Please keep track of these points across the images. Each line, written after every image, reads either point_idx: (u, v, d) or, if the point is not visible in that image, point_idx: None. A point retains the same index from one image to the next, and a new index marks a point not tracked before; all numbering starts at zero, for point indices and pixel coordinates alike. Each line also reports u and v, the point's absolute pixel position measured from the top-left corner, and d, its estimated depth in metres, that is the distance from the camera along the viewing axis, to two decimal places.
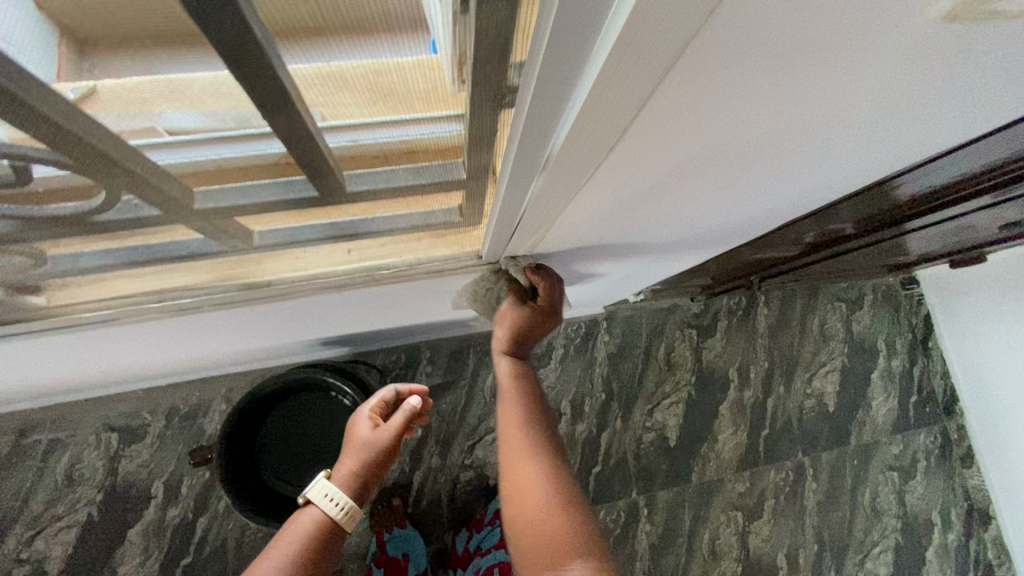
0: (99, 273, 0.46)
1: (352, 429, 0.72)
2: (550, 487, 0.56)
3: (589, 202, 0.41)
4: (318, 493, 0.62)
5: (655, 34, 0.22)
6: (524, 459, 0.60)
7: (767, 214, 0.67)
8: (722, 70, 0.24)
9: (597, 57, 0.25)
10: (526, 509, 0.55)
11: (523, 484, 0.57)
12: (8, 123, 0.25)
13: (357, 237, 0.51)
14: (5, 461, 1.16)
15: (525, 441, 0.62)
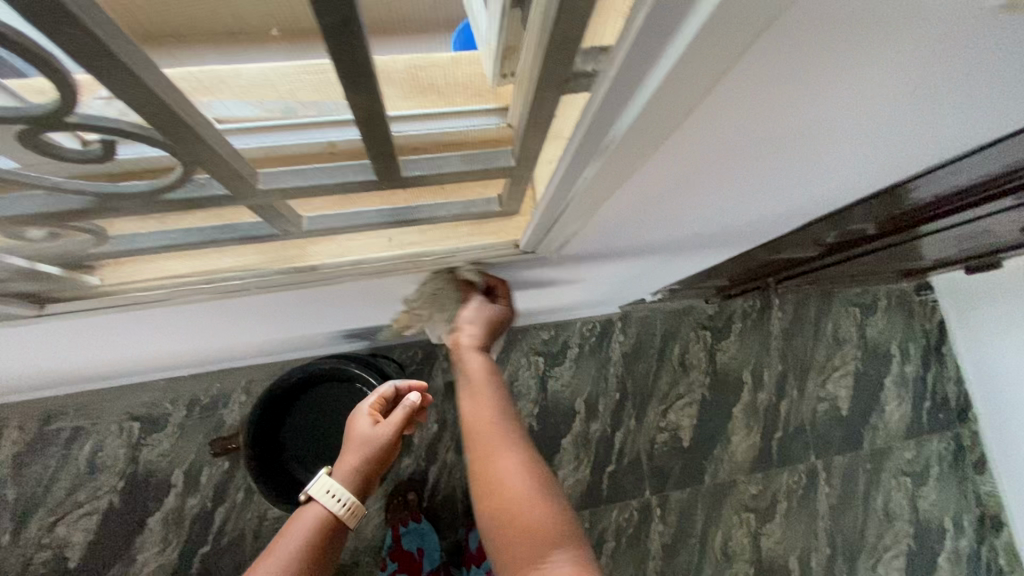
0: (155, 253, 0.48)
1: (353, 425, 0.70)
2: (529, 487, 0.55)
3: (632, 193, 0.42)
4: (321, 490, 0.62)
5: (737, 27, 0.22)
6: (501, 457, 0.58)
7: (795, 212, 0.68)
8: (803, 53, 0.24)
9: (677, 43, 0.24)
10: (510, 513, 0.54)
11: (501, 484, 0.55)
12: (123, 104, 0.27)
13: (399, 225, 0.53)
14: (29, 448, 1.18)
15: (496, 436, 0.60)
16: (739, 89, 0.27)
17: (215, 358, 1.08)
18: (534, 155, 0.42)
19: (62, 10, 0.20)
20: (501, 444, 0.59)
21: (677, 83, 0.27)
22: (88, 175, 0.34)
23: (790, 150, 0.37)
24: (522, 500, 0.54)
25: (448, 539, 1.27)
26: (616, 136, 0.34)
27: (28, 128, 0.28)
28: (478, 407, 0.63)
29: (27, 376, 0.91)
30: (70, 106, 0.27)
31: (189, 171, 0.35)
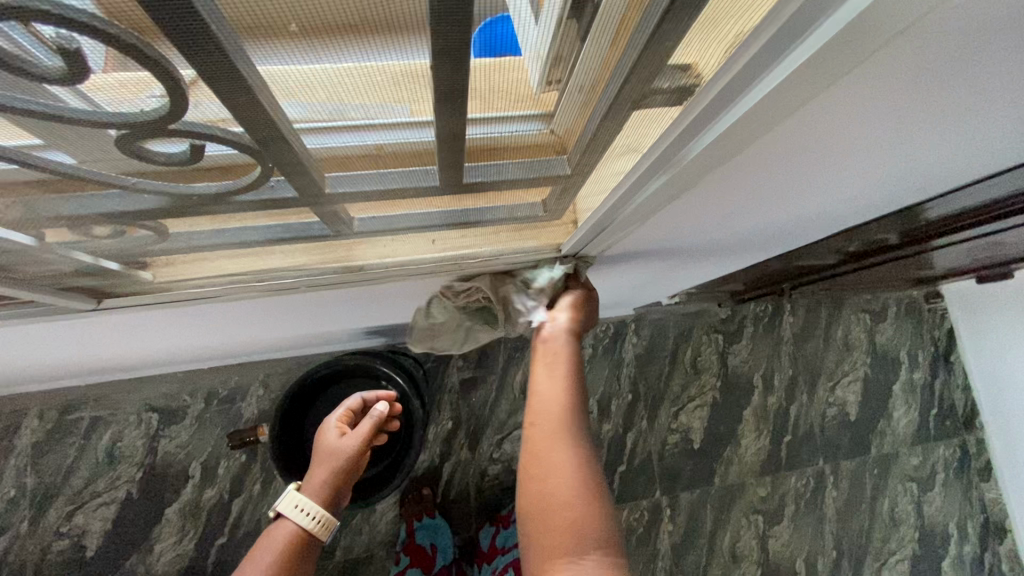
0: (209, 251, 0.49)
1: (321, 440, 0.77)
2: (580, 483, 0.55)
3: (687, 204, 0.44)
4: (290, 506, 0.68)
5: (849, 48, 0.25)
6: (559, 446, 0.57)
7: (825, 223, 0.70)
8: (896, 79, 0.26)
9: (789, 63, 0.27)
10: (553, 497, 0.55)
11: (555, 472, 0.56)
12: (219, 103, 0.28)
13: (445, 228, 0.54)
14: (49, 437, 1.19)
15: (562, 422, 0.59)
16: (825, 108, 0.29)
17: (236, 352, 1.09)
18: (591, 166, 0.43)
19: (202, 26, 0.22)
20: (563, 434, 0.59)
21: (773, 99, 0.29)
22: (166, 176, 0.35)
23: (844, 170, 0.40)
24: (570, 489, 0.55)
25: (461, 535, 1.28)
26: (691, 154, 0.36)
27: (127, 131, 0.29)
28: (550, 390, 0.62)
29: (55, 366, 0.92)
30: (175, 112, 0.28)
31: (267, 173, 0.36)
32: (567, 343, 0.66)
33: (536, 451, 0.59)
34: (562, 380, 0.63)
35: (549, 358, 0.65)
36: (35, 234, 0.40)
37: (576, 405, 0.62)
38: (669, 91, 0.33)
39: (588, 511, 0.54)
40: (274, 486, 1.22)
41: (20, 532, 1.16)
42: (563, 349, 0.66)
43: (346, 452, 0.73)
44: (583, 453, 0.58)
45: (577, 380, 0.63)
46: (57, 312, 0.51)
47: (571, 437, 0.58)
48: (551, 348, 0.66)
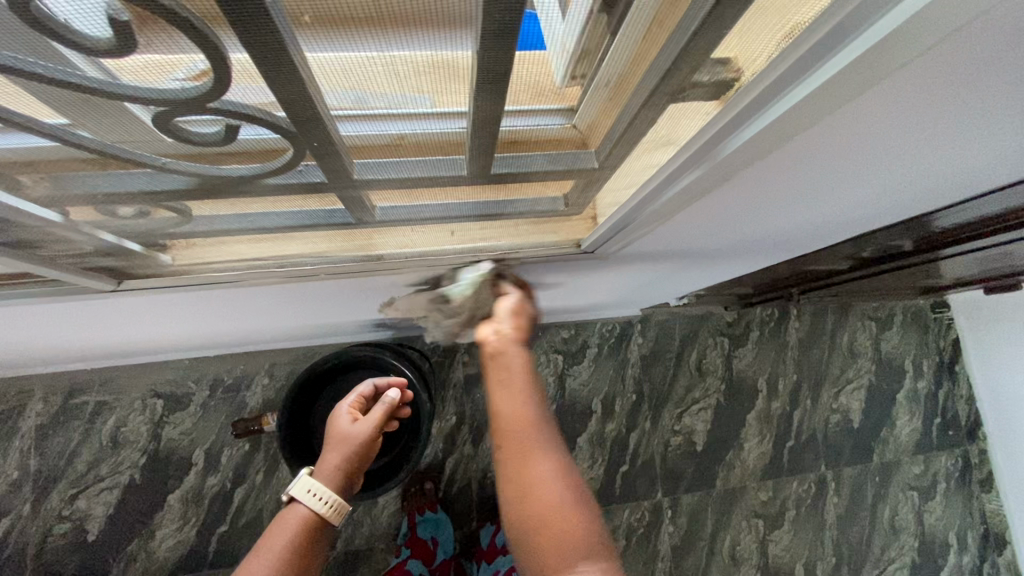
0: (230, 235, 0.49)
1: (332, 426, 0.76)
2: (567, 494, 0.47)
3: (717, 201, 0.43)
4: (302, 490, 0.68)
5: (909, 43, 0.24)
6: (535, 461, 0.48)
7: (841, 227, 0.70)
8: (939, 80, 0.26)
9: (838, 59, 0.26)
10: (542, 522, 0.47)
11: (536, 493, 0.47)
12: (267, 86, 0.28)
13: (465, 219, 0.53)
14: (53, 420, 1.19)
15: (533, 435, 0.48)
16: (872, 105, 0.29)
17: (244, 340, 1.09)
18: (619, 161, 0.43)
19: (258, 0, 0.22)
20: (538, 447, 0.48)
21: (821, 95, 0.28)
22: (194, 157, 0.35)
23: (872, 172, 0.39)
24: (558, 508, 0.47)
25: (462, 530, 1.28)
26: (729, 150, 0.35)
27: (166, 108, 0.29)
28: (511, 403, 0.49)
29: (64, 348, 0.92)
30: (219, 90, 0.28)
31: (298, 157, 0.36)
32: (519, 355, 0.52)
33: (510, 478, 0.48)
34: (523, 392, 0.50)
35: (503, 378, 0.50)
36: (62, 212, 0.40)
37: (544, 410, 0.50)
38: (707, 86, 0.33)
39: (578, 523, 0.47)
40: (277, 475, 1.22)
41: (21, 515, 1.15)
42: (516, 361, 0.51)
43: (359, 437, 0.73)
44: (562, 460, 0.49)
45: (537, 381, 0.51)
46: (77, 292, 0.51)
47: (546, 444, 0.49)
48: (502, 359, 0.51)
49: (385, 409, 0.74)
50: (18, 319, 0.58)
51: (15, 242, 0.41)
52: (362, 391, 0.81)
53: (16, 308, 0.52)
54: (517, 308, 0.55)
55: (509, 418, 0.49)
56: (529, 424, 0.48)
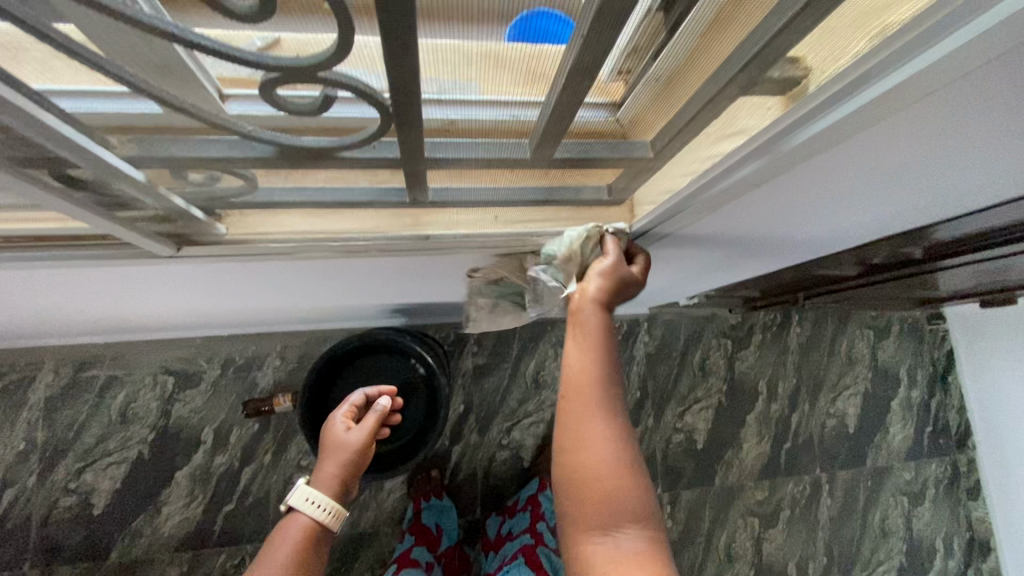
0: (288, 207, 0.51)
1: (328, 435, 0.78)
2: (619, 454, 0.50)
3: (765, 195, 0.45)
4: (300, 499, 0.70)
5: (975, 60, 0.26)
6: (592, 417, 0.50)
7: (859, 234, 0.73)
8: (988, 97, 0.29)
9: (902, 72, 0.29)
10: (592, 471, 0.49)
11: (591, 449, 0.50)
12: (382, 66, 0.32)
13: (511, 204, 0.55)
14: (63, 392, 1.18)
15: (596, 393, 0.51)
16: (926, 114, 0.31)
17: (261, 319, 1.10)
18: (674, 152, 0.45)
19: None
20: (596, 412, 0.51)
21: (882, 102, 0.31)
22: (283, 124, 0.37)
23: (910, 178, 0.42)
24: (610, 466, 0.49)
25: (466, 517, 1.30)
26: (790, 146, 0.37)
27: (276, 76, 0.32)
28: (578, 366, 0.52)
29: (85, 319, 0.92)
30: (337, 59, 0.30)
31: (382, 131, 0.38)
32: (597, 318, 0.53)
33: (568, 427, 0.51)
34: (594, 354, 0.52)
35: (579, 340, 0.53)
36: (147, 173, 0.41)
37: (609, 379, 0.52)
38: (774, 81, 0.36)
39: (625, 489, 0.49)
40: (286, 456, 1.23)
41: (27, 487, 1.15)
42: (593, 322, 0.53)
43: (352, 445, 0.75)
44: (618, 424, 0.51)
45: (610, 344, 0.53)
46: (134, 255, 0.52)
47: (606, 403, 0.51)
48: (581, 318, 0.53)
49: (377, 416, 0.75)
50: (65, 281, 0.59)
51: (101, 200, 0.42)
52: (352, 400, 0.82)
53: (72, 267, 0.53)
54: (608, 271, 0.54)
55: (576, 380, 0.52)
56: (590, 389, 0.51)
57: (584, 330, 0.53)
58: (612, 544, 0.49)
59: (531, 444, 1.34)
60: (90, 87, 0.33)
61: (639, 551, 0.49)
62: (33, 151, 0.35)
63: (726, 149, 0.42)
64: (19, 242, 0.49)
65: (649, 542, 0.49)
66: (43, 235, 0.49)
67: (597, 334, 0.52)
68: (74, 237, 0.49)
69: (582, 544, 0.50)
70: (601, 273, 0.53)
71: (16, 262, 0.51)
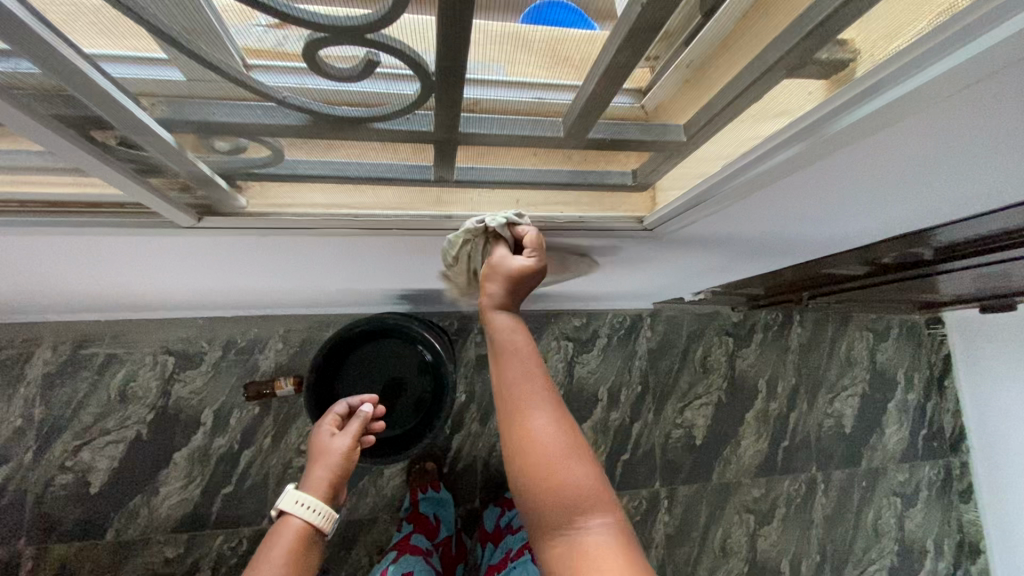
0: (311, 181, 0.50)
1: (313, 441, 0.78)
2: (562, 447, 0.53)
3: (799, 181, 0.44)
4: (291, 502, 0.70)
5: None
6: (530, 417, 0.54)
7: (875, 232, 0.73)
8: None
9: (952, 58, 0.29)
10: (543, 468, 0.52)
11: (535, 447, 0.53)
12: (436, 34, 0.32)
13: (534, 187, 0.55)
14: (61, 369, 1.17)
15: (528, 392, 0.55)
16: (973, 98, 0.31)
17: (266, 301, 1.09)
18: (707, 137, 0.45)
19: None
20: (533, 410, 0.55)
21: (929, 87, 0.31)
22: (319, 94, 0.37)
23: (945, 173, 0.42)
24: (559, 460, 0.53)
25: (463, 506, 1.30)
26: (838, 129, 0.36)
27: (324, 35, 0.31)
28: (511, 371, 0.57)
29: (89, 294, 0.91)
30: (389, 20, 0.30)
31: (420, 102, 0.38)
32: (503, 321, 0.59)
33: (511, 433, 0.55)
34: (523, 359, 0.57)
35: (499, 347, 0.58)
36: (177, 138, 0.41)
37: (541, 380, 0.57)
38: (822, 62, 0.35)
39: (580, 480, 0.52)
40: (286, 440, 1.23)
41: (23, 463, 1.14)
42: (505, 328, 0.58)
43: (338, 451, 0.75)
44: (556, 416, 0.55)
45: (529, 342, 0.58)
46: (152, 223, 0.52)
47: (540, 400, 0.55)
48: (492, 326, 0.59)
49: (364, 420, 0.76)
50: (79, 250, 0.58)
51: (134, 159, 0.42)
52: (337, 409, 0.81)
53: (89, 234, 0.52)
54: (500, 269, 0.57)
55: (511, 386, 0.56)
56: (526, 389, 0.55)
57: (503, 343, 0.58)
58: (574, 534, 0.51)
59: None
60: (120, 52, 0.33)
61: (609, 535, 0.51)
62: (71, 109, 0.36)
63: (762, 136, 0.42)
64: (38, 205, 0.48)
65: (612, 528, 0.52)
66: (62, 200, 0.48)
67: (519, 344, 0.57)
68: (94, 203, 0.49)
69: (546, 538, 0.53)
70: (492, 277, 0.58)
71: (33, 226, 0.50)
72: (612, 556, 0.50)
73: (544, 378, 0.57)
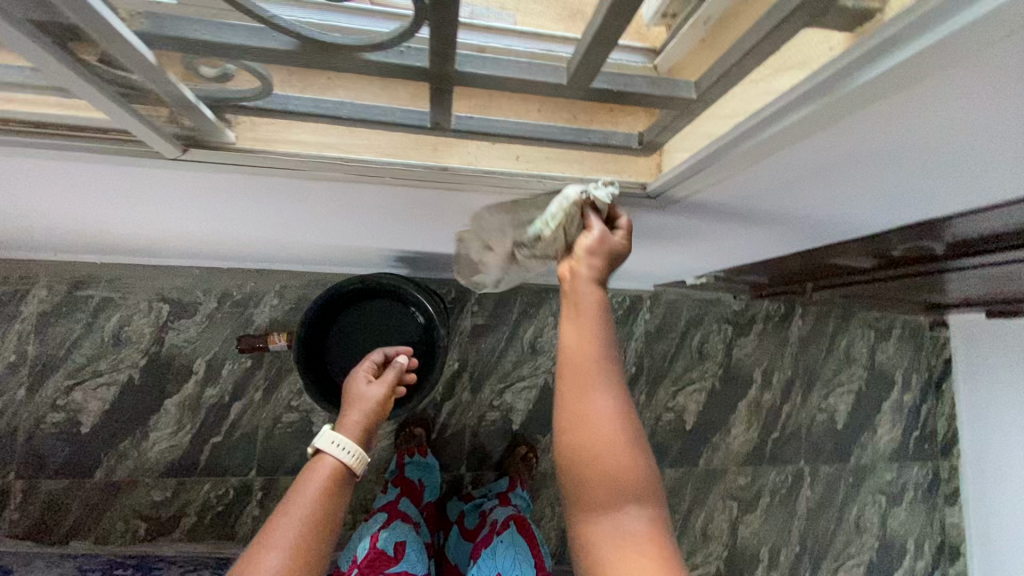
0: (301, 119, 0.48)
1: (348, 386, 0.77)
2: (622, 437, 0.46)
3: (812, 149, 0.42)
4: (327, 442, 0.67)
5: None
6: (591, 394, 0.47)
7: (886, 221, 0.70)
8: None
9: (975, 11, 0.27)
10: (596, 457, 0.46)
11: (592, 429, 0.46)
12: None
13: (536, 142, 0.52)
14: (56, 309, 1.17)
15: (596, 368, 0.47)
16: (999, 62, 0.29)
17: (263, 254, 1.08)
18: (718, 96, 0.43)
19: None
20: (596, 387, 0.47)
21: (953, 44, 0.29)
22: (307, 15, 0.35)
23: (973, 148, 0.39)
24: (614, 448, 0.46)
25: (449, 472, 1.31)
26: (856, 86, 0.34)
27: None
28: (579, 340, 0.48)
29: (82, 233, 0.90)
30: None
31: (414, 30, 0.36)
32: (590, 292, 0.48)
33: (565, 405, 0.48)
34: (595, 329, 0.48)
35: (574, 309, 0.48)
36: (158, 57, 0.39)
37: (612, 355, 0.48)
38: (844, 12, 0.33)
39: (633, 473, 0.46)
40: (277, 394, 1.23)
41: (15, 399, 1.14)
42: (588, 298, 0.48)
43: (375, 398, 0.74)
44: (620, 401, 0.47)
45: (605, 309, 0.49)
46: (137, 153, 0.50)
47: (606, 378, 0.48)
48: (572, 292, 0.49)
49: (398, 374, 0.75)
50: (65, 177, 0.57)
51: (119, 82, 0.40)
52: (372, 359, 0.81)
53: (72, 160, 0.51)
54: (597, 244, 0.49)
55: (574, 355, 0.48)
56: (591, 362, 0.47)
57: (576, 308, 0.49)
58: (612, 525, 0.47)
59: (522, 408, 1.34)
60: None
61: (650, 535, 0.47)
62: (49, 16, 0.34)
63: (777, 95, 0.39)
64: (20, 125, 0.47)
65: (654, 526, 0.47)
66: (44, 120, 0.46)
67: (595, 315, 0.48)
68: (76, 126, 0.47)
69: (579, 523, 0.48)
70: (587, 247, 0.49)
71: (14, 146, 0.49)
72: (648, 556, 0.46)
73: (613, 354, 0.48)
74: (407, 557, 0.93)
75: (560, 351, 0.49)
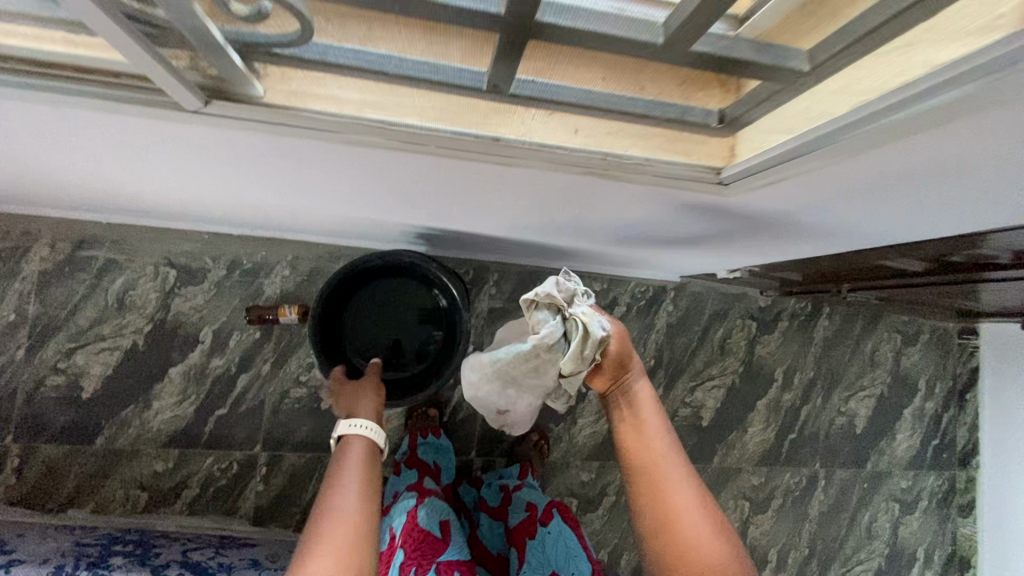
0: (343, 70, 0.42)
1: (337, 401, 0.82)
2: (702, 516, 0.64)
3: (955, 140, 0.35)
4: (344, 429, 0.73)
5: None
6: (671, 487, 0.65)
7: (962, 225, 0.64)
8: None
9: None
10: (687, 536, 0.63)
11: (680, 515, 0.64)
12: None
13: (603, 114, 0.46)
14: (58, 268, 1.12)
15: (667, 465, 0.67)
16: None
17: (276, 223, 1.02)
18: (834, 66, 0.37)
19: None
20: (672, 480, 0.66)
21: None
22: None
23: None
24: (696, 528, 0.63)
25: (458, 457, 1.27)
26: None
27: None
28: (649, 445, 0.68)
29: (88, 190, 0.85)
30: None
31: None
32: (643, 398, 0.70)
33: (649, 497, 0.66)
34: (656, 435, 0.69)
35: (637, 417, 0.69)
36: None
37: (674, 454, 0.68)
38: None
39: (718, 545, 0.63)
40: (285, 368, 1.19)
41: (14, 359, 1.10)
42: (647, 412, 0.70)
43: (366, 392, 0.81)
44: (691, 488, 0.66)
45: (661, 418, 0.70)
46: (151, 103, 0.44)
47: (676, 473, 0.66)
48: (635, 410, 0.69)
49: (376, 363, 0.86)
50: (69, 126, 0.50)
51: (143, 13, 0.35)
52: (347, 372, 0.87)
53: (78, 107, 0.45)
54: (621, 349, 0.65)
55: (651, 457, 0.67)
56: (662, 461, 0.67)
57: (638, 421, 0.69)
58: None
59: None
60: None
61: None
62: None
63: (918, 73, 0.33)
64: (20, 62, 0.41)
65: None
66: (48, 59, 0.40)
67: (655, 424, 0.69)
68: (84, 67, 0.41)
69: None
70: (615, 354, 0.65)
71: (14, 88, 0.43)
72: None
73: (676, 453, 0.68)
74: (451, 539, 0.88)
75: (635, 459, 0.68)
